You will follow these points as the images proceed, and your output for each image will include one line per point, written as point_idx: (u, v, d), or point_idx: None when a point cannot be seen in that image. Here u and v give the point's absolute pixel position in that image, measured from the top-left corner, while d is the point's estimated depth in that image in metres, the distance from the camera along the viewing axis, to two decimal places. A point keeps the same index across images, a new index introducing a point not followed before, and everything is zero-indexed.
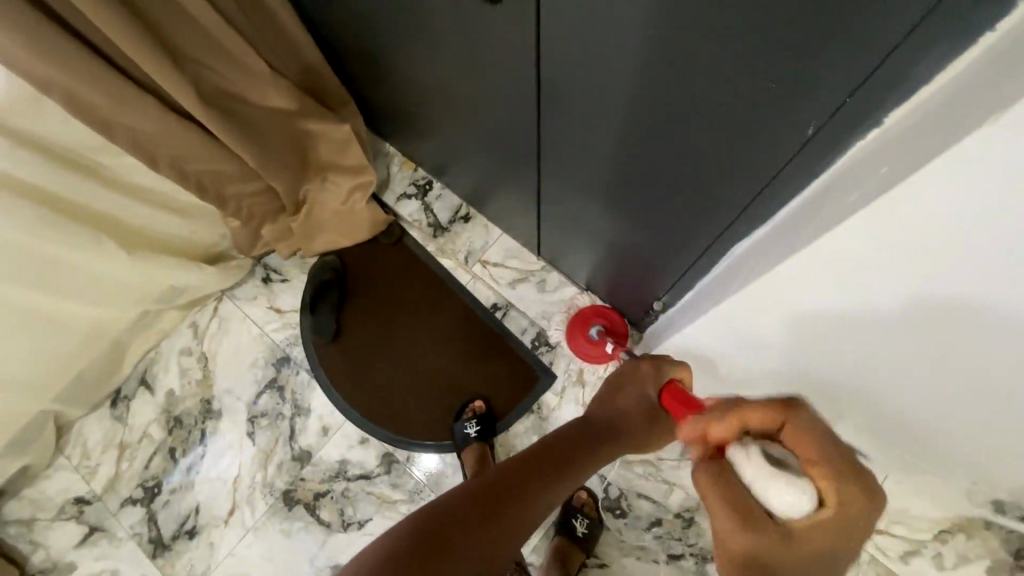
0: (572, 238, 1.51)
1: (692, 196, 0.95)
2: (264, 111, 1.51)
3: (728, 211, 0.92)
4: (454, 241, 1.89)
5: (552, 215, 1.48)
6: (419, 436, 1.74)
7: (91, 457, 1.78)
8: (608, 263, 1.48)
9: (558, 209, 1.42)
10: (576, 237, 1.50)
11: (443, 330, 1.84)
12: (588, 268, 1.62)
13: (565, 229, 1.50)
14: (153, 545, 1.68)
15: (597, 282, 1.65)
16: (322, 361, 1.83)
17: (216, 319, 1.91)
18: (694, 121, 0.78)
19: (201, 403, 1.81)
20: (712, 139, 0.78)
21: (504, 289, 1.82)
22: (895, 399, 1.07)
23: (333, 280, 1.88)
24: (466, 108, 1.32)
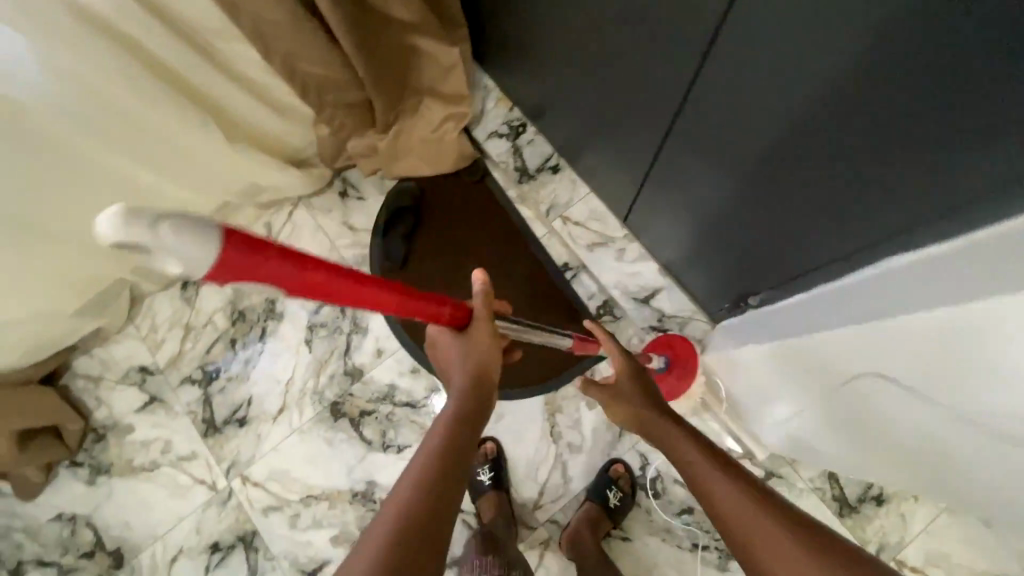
0: (667, 216, 1.43)
1: (840, 194, 0.87)
2: (380, 17, 1.45)
3: (892, 224, 0.82)
4: (538, 190, 1.80)
5: (654, 187, 1.39)
6: None
7: (158, 332, 1.85)
8: (703, 250, 1.39)
9: (662, 182, 1.33)
10: (673, 216, 1.40)
11: (509, 276, 1.81)
12: (675, 249, 1.53)
13: (663, 205, 1.41)
14: (205, 425, 1.77)
15: (682, 266, 1.57)
16: None
17: (290, 224, 1.91)
18: (886, 106, 0.70)
19: (265, 303, 1.85)
20: (901, 131, 0.71)
21: (579, 250, 1.74)
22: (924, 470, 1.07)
23: (409, 206, 1.87)
24: (597, 52, 1.22)
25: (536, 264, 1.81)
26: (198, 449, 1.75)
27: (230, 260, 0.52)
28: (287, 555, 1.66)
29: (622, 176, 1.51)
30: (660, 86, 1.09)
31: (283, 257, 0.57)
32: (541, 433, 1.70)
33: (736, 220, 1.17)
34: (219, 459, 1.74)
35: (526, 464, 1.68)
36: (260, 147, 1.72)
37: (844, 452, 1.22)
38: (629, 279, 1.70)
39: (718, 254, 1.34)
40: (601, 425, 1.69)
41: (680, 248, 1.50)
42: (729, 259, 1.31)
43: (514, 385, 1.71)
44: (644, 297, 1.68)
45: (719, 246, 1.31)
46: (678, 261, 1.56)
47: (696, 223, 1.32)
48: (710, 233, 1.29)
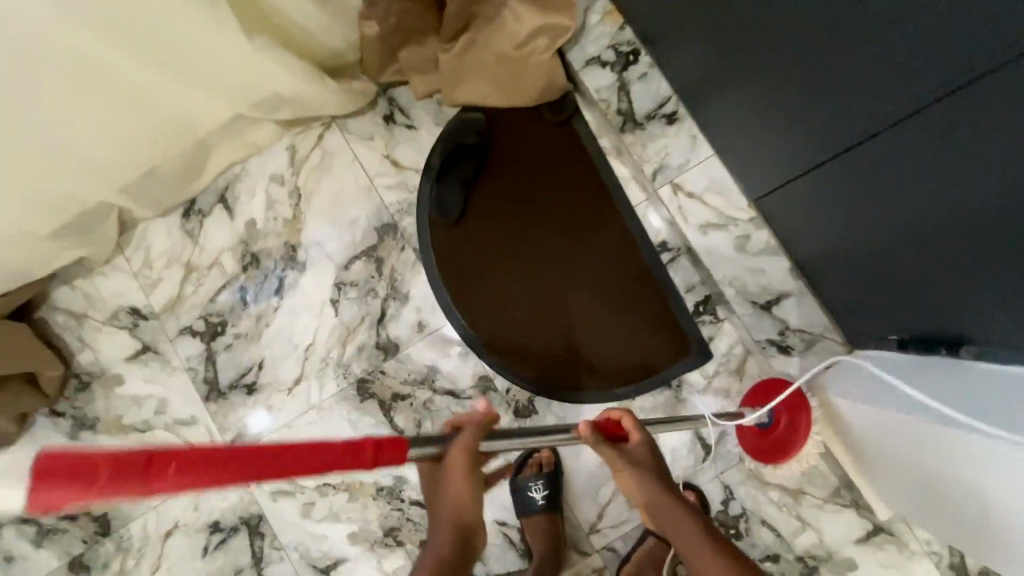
0: (839, 215, 1.03)
1: None
2: None
3: None
4: (645, 143, 1.37)
5: (836, 173, 0.98)
6: (529, 372, 1.43)
7: (153, 268, 1.52)
8: (889, 272, 1.00)
9: (859, 170, 0.93)
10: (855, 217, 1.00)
11: (589, 252, 1.45)
12: (828, 252, 1.15)
13: (848, 200, 0.99)
14: (207, 387, 1.48)
15: (830, 277, 1.18)
16: (437, 244, 1.47)
17: (319, 150, 1.53)
18: None
19: (284, 248, 1.50)
20: None
21: (690, 231, 1.34)
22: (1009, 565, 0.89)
23: (473, 147, 1.46)
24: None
25: (624, 240, 1.44)
26: (198, 414, 1.48)
27: (37, 498, 0.40)
28: (297, 547, 1.43)
29: (777, 145, 1.10)
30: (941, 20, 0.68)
31: (117, 476, 0.43)
32: None
33: (984, 242, 0.79)
34: (223, 429, 1.47)
35: (586, 480, 1.41)
36: (289, 46, 1.30)
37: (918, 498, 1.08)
38: (750, 275, 1.32)
39: (916, 282, 0.95)
40: (682, 445, 1.40)
41: (837, 254, 1.12)
42: (936, 292, 0.93)
43: (581, 386, 1.42)
44: (765, 303, 1.31)
45: (920, 273, 0.93)
46: (830, 269, 1.17)
47: (896, 235, 0.93)
48: (919, 252, 0.91)
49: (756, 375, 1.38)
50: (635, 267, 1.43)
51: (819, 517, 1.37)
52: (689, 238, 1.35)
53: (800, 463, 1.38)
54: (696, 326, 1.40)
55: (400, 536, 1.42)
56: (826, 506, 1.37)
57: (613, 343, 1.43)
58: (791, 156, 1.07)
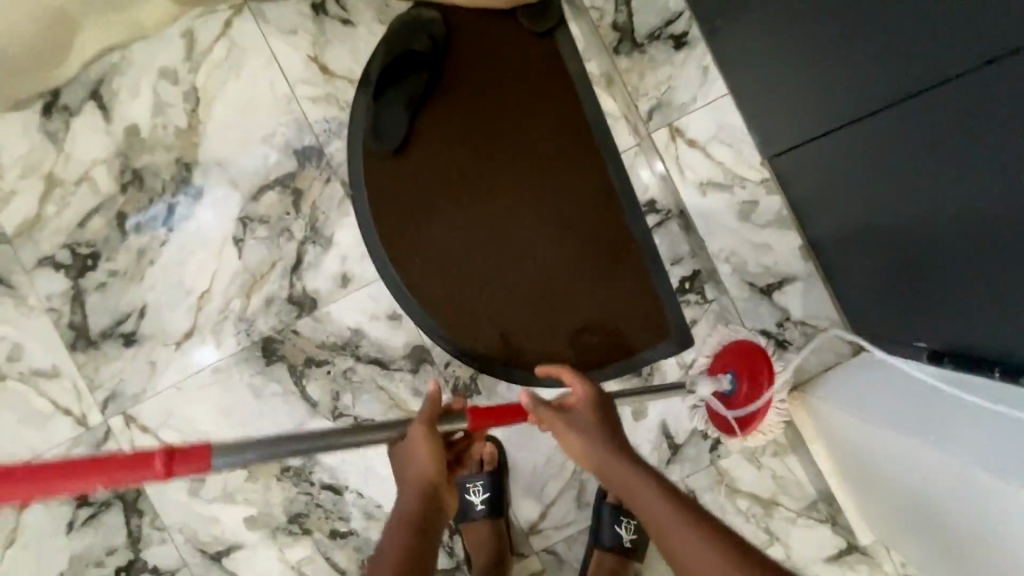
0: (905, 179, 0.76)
1: None
2: None
3: None
4: (643, 71, 1.08)
5: (914, 117, 0.71)
6: (475, 344, 1.18)
7: (4, 178, 1.18)
8: (942, 259, 0.76)
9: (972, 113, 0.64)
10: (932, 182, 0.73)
11: (560, 206, 1.18)
12: (861, 232, 0.89)
13: (932, 153, 0.71)
14: (74, 334, 1.19)
15: (862, 264, 0.92)
16: (372, 178, 1.18)
17: (225, 42, 1.17)
18: None
19: (175, 167, 1.18)
20: None
21: (686, 190, 1.08)
22: None
23: (427, 57, 1.15)
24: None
25: (603, 193, 1.17)
26: (63, 366, 1.19)
27: None
28: (181, 530, 1.20)
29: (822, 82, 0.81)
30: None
31: None
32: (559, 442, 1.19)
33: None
34: (93, 387, 1.19)
35: (530, 475, 1.20)
36: None
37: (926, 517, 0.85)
38: (752, 252, 1.07)
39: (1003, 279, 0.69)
40: (646, 443, 1.20)
41: (868, 234, 0.87)
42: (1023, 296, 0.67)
43: (535, 366, 1.18)
44: (765, 287, 1.08)
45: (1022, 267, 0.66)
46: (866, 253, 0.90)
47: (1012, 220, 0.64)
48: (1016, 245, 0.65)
49: None
50: (614, 229, 1.18)
51: (790, 534, 1.19)
52: (684, 199, 1.08)
53: (777, 471, 1.20)
54: (677, 306, 1.17)
55: (307, 525, 1.20)
56: (799, 520, 1.19)
57: (579, 320, 1.18)
58: (845, 93, 0.79)
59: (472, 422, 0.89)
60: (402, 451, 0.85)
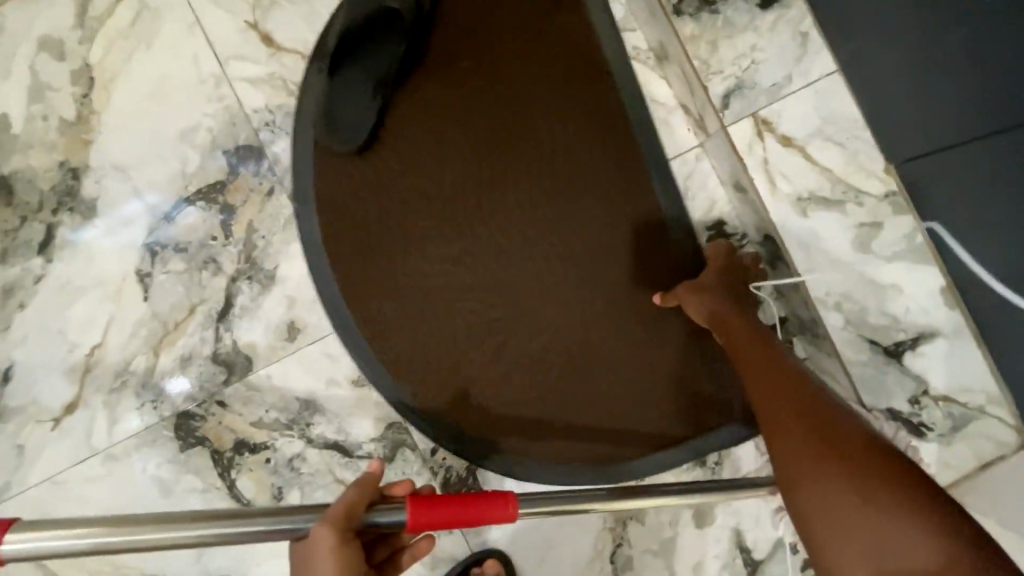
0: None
1: None
2: None
3: None
4: (713, 39, 0.76)
5: None
6: (466, 420, 0.85)
7: None
8: None
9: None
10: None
11: (588, 229, 0.86)
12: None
13: None
14: None
15: None
16: (324, 189, 0.85)
17: (132, 3, 0.85)
18: None
19: (57, 173, 0.85)
20: None
21: (777, 207, 0.76)
22: None
23: (406, 22, 0.84)
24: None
25: (650, 210, 0.85)
26: None
27: None
28: None
29: None
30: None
31: None
32: (592, 557, 0.85)
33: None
34: None
35: None
36: None
37: None
38: (874, 296, 0.74)
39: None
40: (714, 561, 0.85)
41: None
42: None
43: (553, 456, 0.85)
44: (893, 346, 0.74)
45: None
46: None
47: None
48: None
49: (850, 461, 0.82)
50: (665, 261, 0.85)
51: None
52: (775, 220, 0.76)
53: None
54: None
55: None
56: None
57: (617, 387, 0.85)
58: None
59: (412, 515, 0.53)
60: (299, 558, 0.51)
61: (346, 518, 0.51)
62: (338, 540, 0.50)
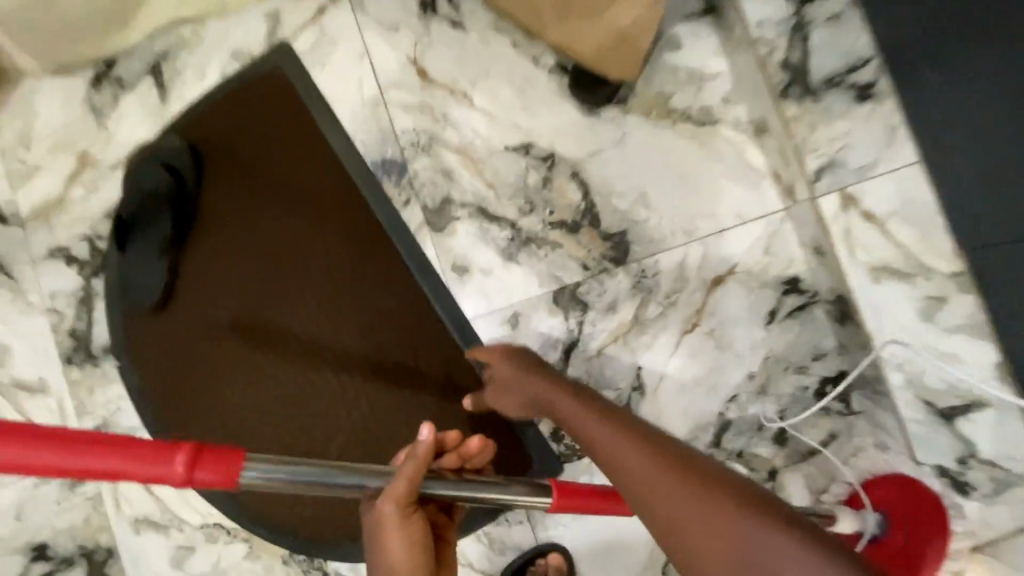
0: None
1: None
2: None
3: None
4: (810, 125, 0.88)
5: None
6: (322, 517, 0.95)
7: (32, 151, 1.01)
8: None
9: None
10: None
11: (353, 327, 0.99)
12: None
13: None
14: (74, 343, 0.99)
15: None
16: (156, 335, 0.99)
17: (315, 28, 1.00)
18: None
19: (228, 163, 0.99)
20: None
21: (852, 273, 0.87)
22: None
23: (126, 209, 0.96)
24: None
25: (734, 261, 0.95)
26: (50, 381, 0.98)
27: None
28: None
29: None
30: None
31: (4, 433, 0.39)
32: (646, 566, 0.92)
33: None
34: (82, 413, 0.98)
35: None
36: None
37: None
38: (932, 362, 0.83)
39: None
40: None
41: None
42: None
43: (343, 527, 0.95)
44: (943, 410, 0.82)
45: None
46: None
47: None
48: None
49: None
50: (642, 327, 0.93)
51: None
52: (849, 282, 0.87)
53: None
54: (811, 416, 0.95)
55: None
56: None
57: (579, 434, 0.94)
58: None
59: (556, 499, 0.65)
60: (369, 519, 0.61)
61: (409, 496, 0.59)
62: (400, 515, 0.59)
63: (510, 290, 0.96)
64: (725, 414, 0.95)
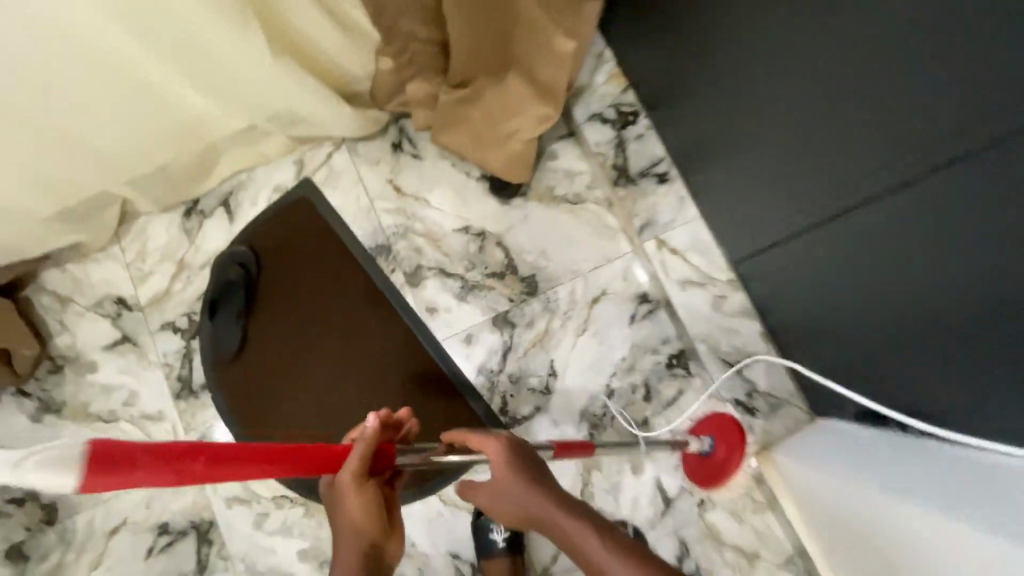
0: (812, 277, 0.95)
1: None
2: None
3: None
4: (634, 199, 1.45)
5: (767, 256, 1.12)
6: None
7: (146, 261, 1.54)
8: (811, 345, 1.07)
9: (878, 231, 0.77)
10: (842, 288, 0.89)
11: (364, 358, 1.50)
12: (797, 325, 1.11)
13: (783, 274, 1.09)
14: (180, 384, 1.48)
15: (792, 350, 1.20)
16: (232, 375, 1.49)
17: (326, 167, 1.57)
18: None
19: (276, 256, 1.53)
20: None
21: (670, 285, 1.41)
22: None
23: (214, 295, 1.50)
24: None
25: (605, 287, 1.48)
26: (165, 411, 1.47)
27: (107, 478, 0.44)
28: (243, 559, 1.40)
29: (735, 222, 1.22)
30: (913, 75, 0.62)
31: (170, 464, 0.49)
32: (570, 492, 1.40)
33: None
34: (188, 430, 1.46)
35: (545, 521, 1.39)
36: (310, 68, 1.38)
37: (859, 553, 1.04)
38: (722, 334, 1.37)
39: (944, 356, 0.74)
40: (643, 496, 1.41)
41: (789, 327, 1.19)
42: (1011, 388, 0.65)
43: None
44: (734, 362, 1.37)
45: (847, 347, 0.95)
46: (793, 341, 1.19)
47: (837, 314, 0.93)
48: (841, 336, 0.96)
49: None
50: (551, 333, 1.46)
51: None
52: (669, 291, 1.41)
53: (758, 526, 1.37)
54: (665, 381, 1.44)
55: None
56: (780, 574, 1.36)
57: (518, 409, 1.45)
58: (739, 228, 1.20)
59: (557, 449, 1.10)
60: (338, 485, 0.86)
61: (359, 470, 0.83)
62: (356, 481, 0.85)
63: (465, 319, 1.48)
64: (610, 386, 1.45)
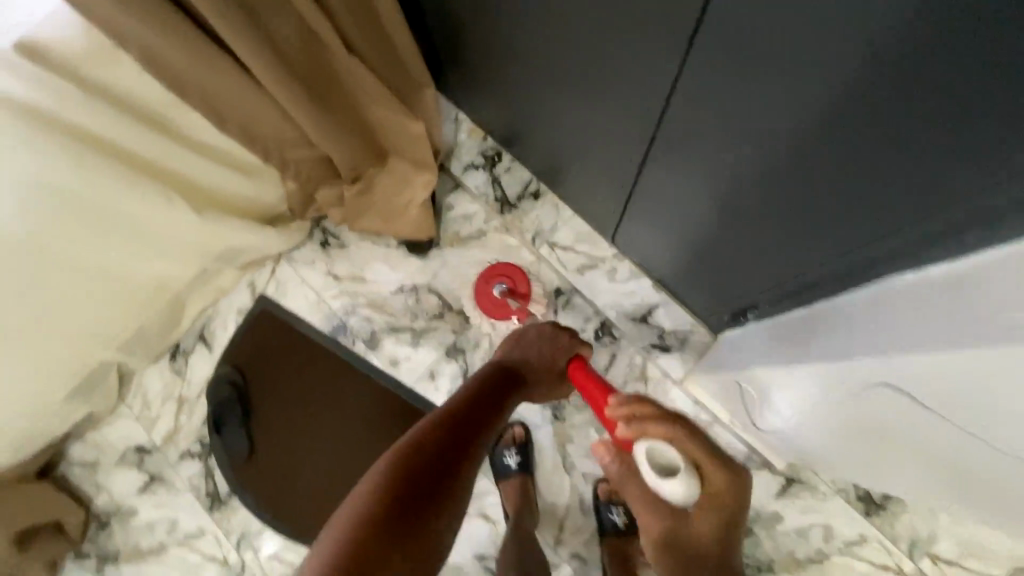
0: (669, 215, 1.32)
1: None
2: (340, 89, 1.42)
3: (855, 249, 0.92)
4: (521, 218, 1.80)
5: (640, 216, 1.46)
6: None
7: (152, 407, 1.80)
8: (699, 265, 1.40)
9: (673, 154, 1.13)
10: (688, 212, 1.24)
11: (356, 424, 1.75)
12: (679, 258, 1.46)
13: (655, 224, 1.43)
14: (210, 499, 1.72)
15: (689, 282, 1.52)
16: (249, 476, 1.73)
17: (275, 280, 1.86)
18: None
19: (255, 366, 1.80)
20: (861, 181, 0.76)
21: (571, 274, 1.74)
22: (920, 443, 0.96)
23: (215, 415, 1.75)
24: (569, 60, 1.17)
25: None
26: (205, 526, 1.70)
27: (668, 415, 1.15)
28: None
29: (605, 201, 1.55)
30: (642, 54, 0.97)
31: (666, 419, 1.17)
32: (553, 468, 1.66)
33: None
34: (228, 534, 1.69)
35: (542, 501, 1.64)
36: (237, 209, 1.70)
37: (822, 423, 1.20)
38: (624, 298, 1.70)
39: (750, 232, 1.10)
40: None
41: (678, 268, 1.51)
42: (778, 222, 1.02)
43: None
44: (639, 315, 1.69)
45: (716, 253, 1.29)
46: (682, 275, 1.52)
47: (697, 232, 1.28)
48: (705, 248, 1.31)
49: (658, 377, 1.67)
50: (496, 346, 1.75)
51: None
52: (572, 279, 1.74)
53: (713, 441, 1.63)
54: (598, 350, 1.70)
55: None
56: None
57: None
58: (610, 204, 1.55)
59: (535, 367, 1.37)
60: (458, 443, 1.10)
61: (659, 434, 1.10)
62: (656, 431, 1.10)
63: (424, 360, 1.76)
64: None
